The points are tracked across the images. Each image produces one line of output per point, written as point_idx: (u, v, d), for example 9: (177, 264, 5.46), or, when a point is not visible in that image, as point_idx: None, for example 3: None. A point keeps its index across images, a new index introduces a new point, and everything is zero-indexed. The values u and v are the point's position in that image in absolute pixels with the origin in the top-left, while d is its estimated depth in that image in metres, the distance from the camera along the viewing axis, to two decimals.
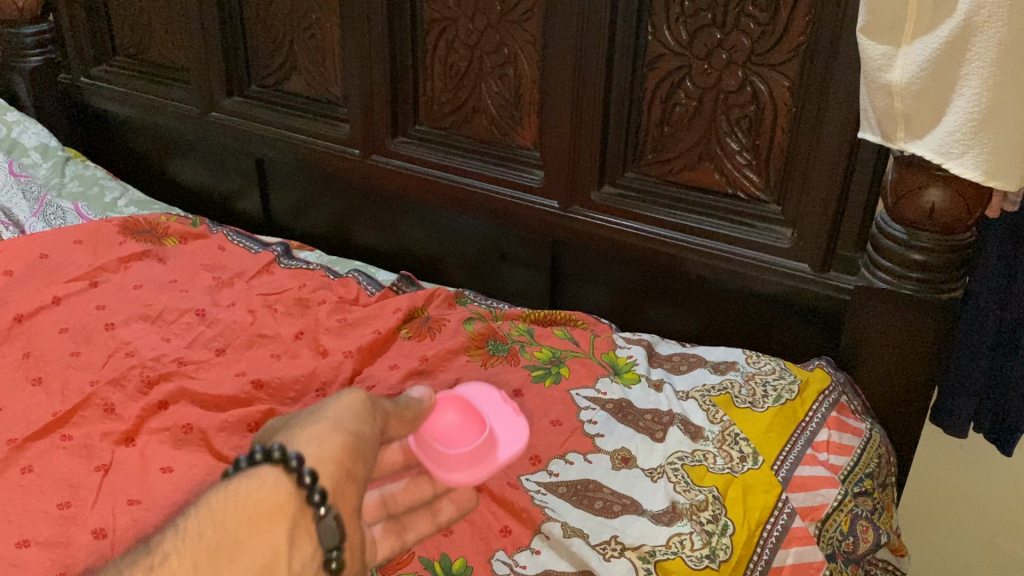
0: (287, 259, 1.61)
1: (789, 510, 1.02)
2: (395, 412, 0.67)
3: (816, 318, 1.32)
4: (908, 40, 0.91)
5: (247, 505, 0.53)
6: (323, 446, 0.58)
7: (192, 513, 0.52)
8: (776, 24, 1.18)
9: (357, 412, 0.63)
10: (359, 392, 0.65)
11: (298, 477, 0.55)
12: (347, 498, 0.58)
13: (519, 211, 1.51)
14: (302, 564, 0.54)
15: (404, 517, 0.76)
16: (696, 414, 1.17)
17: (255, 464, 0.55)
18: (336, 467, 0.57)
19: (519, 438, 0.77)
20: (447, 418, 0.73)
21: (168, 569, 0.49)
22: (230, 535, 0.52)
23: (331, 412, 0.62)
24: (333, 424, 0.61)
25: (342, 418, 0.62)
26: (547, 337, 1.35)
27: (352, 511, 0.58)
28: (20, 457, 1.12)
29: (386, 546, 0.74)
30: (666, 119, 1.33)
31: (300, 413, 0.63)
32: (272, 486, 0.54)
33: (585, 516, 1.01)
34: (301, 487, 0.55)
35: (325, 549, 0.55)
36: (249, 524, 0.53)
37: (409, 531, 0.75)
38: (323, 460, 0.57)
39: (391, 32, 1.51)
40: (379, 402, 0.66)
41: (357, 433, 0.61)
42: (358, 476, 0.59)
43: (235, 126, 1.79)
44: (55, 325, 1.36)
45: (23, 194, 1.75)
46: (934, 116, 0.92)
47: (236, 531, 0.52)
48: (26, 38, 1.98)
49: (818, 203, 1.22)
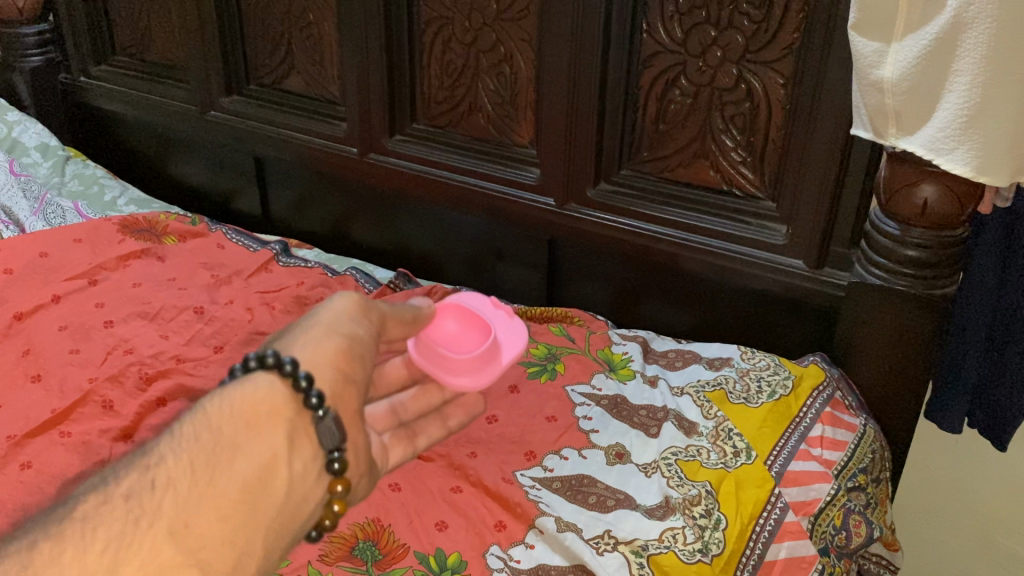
0: (285, 256, 1.62)
1: (782, 505, 1.02)
2: (390, 313, 0.77)
3: (811, 314, 1.33)
4: (899, 37, 0.91)
5: (248, 407, 0.61)
6: (319, 352, 0.67)
7: (189, 419, 0.59)
8: (770, 22, 1.18)
9: (350, 317, 0.72)
10: (353, 296, 0.74)
11: (294, 382, 0.63)
12: (346, 401, 0.67)
13: (515, 209, 1.51)
14: (304, 460, 0.63)
15: (415, 426, 0.83)
16: (690, 410, 1.17)
17: (250, 370, 0.63)
18: (333, 371, 0.66)
19: (518, 343, 0.85)
20: (448, 329, 0.83)
21: (172, 466, 0.56)
22: (228, 436, 0.59)
23: (326, 320, 0.71)
24: (328, 330, 0.69)
25: (336, 323, 0.71)
26: (543, 334, 1.36)
27: (352, 413, 0.67)
28: (19, 453, 1.13)
29: (398, 452, 0.80)
30: (661, 117, 1.33)
31: (294, 324, 0.71)
32: (268, 390, 0.62)
33: (579, 510, 1.02)
34: (297, 392, 0.63)
35: (325, 447, 0.64)
36: (250, 425, 0.60)
37: (420, 438, 0.82)
38: (318, 366, 0.66)
39: (388, 31, 1.51)
40: (374, 305, 0.76)
41: (351, 337, 0.70)
42: (354, 380, 0.68)
43: (234, 125, 1.80)
44: (54, 322, 1.37)
45: (23, 192, 1.76)
46: (924, 113, 0.92)
47: (236, 431, 0.59)
48: (26, 38, 1.99)
49: (813, 199, 1.23)
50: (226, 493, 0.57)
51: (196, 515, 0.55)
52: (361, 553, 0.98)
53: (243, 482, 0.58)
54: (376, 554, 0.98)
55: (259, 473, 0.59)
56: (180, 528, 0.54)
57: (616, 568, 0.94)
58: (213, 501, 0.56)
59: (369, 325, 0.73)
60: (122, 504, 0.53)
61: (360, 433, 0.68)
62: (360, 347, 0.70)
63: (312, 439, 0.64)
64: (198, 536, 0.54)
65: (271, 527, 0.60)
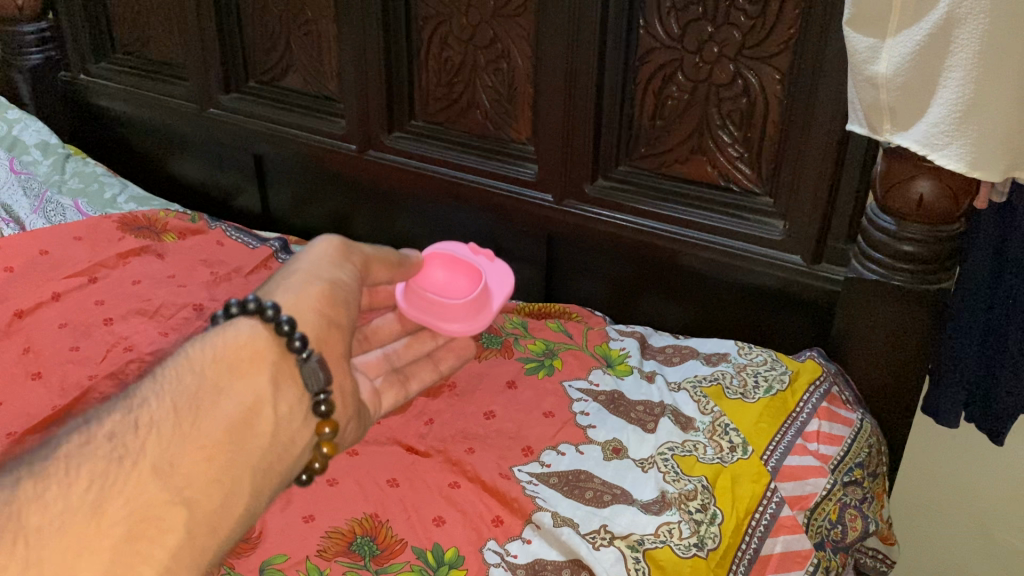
0: (285, 253, 1.63)
1: (778, 499, 1.03)
2: (377, 257, 0.86)
3: (808, 309, 1.33)
4: (894, 33, 0.92)
5: (232, 350, 0.67)
6: (300, 299, 0.73)
7: (174, 363, 0.64)
8: (766, 18, 1.18)
9: (331, 263, 0.79)
10: (336, 241, 0.82)
11: (276, 326, 0.69)
12: (327, 344, 0.73)
13: (514, 206, 1.52)
14: (291, 398, 0.69)
15: (407, 370, 0.95)
16: (687, 406, 1.18)
17: (233, 316, 0.69)
18: (316, 315, 0.73)
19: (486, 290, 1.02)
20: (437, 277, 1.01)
21: (161, 403, 0.61)
22: (212, 378, 0.64)
23: (308, 266, 0.78)
24: (310, 276, 0.76)
25: (318, 269, 0.78)
26: (541, 330, 1.36)
27: (333, 356, 0.74)
28: (20, 450, 1.14)
29: (390, 396, 0.91)
30: (658, 113, 1.33)
31: (282, 270, 0.79)
32: (250, 335, 0.68)
33: (576, 505, 1.03)
34: (279, 335, 0.69)
35: (310, 386, 0.70)
36: (235, 367, 0.66)
37: (410, 381, 0.94)
38: (299, 311, 0.72)
39: (386, 29, 1.52)
40: (356, 249, 0.84)
41: (332, 281, 0.77)
42: (336, 323, 0.75)
43: (233, 122, 1.80)
44: (54, 320, 1.38)
45: (23, 190, 1.78)
46: (919, 108, 0.93)
47: (222, 372, 0.65)
48: (25, 35, 1.98)
49: (810, 195, 1.23)
50: (212, 428, 0.62)
51: (180, 455, 0.59)
52: (359, 548, 0.99)
53: (229, 417, 0.63)
54: (374, 549, 0.99)
55: (247, 408, 0.65)
56: (165, 468, 0.58)
57: (611, 563, 0.95)
58: (199, 440, 0.60)
59: (349, 269, 0.81)
60: (106, 444, 0.56)
61: (343, 376, 0.74)
62: (343, 289, 0.78)
63: (297, 380, 0.69)
64: (183, 474, 0.58)
65: (257, 467, 0.64)
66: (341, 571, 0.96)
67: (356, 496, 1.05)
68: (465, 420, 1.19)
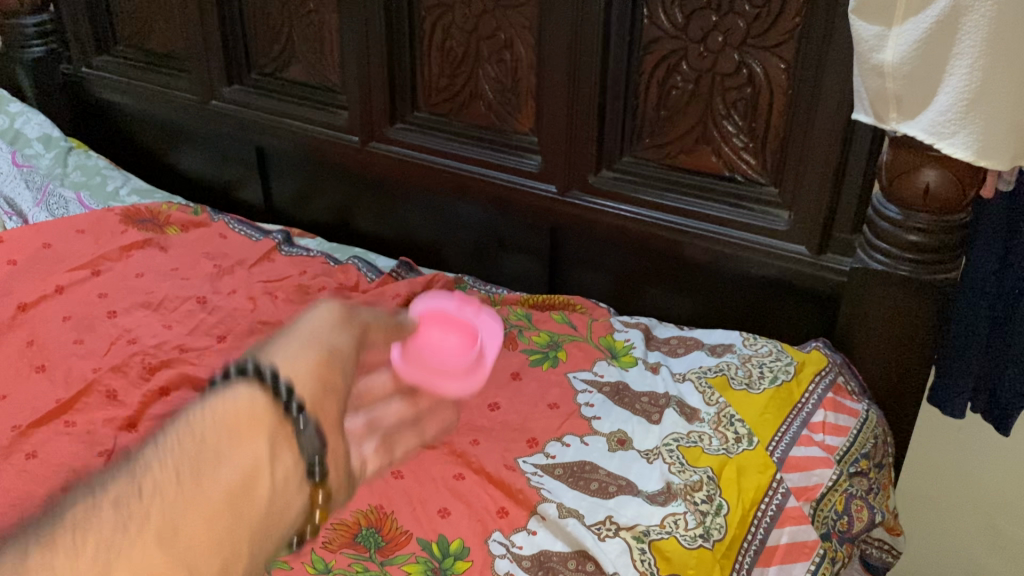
0: (288, 246, 1.62)
1: (784, 490, 1.02)
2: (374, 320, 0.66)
3: (813, 300, 1.32)
4: (900, 21, 0.91)
5: (226, 417, 0.50)
6: (301, 359, 0.56)
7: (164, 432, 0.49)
8: (770, 7, 1.18)
9: (332, 325, 0.61)
10: (335, 304, 0.64)
11: (277, 390, 0.52)
12: (330, 409, 0.55)
13: (517, 197, 1.51)
14: (284, 475, 0.51)
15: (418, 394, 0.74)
16: (692, 396, 1.17)
17: (227, 382, 0.52)
18: (317, 378, 0.55)
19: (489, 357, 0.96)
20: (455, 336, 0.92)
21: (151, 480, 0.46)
22: (208, 448, 0.49)
23: (308, 325, 0.60)
24: (310, 337, 0.59)
25: (318, 330, 0.60)
26: (545, 322, 1.36)
27: (335, 422, 0.55)
28: (24, 443, 1.14)
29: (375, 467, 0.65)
30: (663, 103, 1.33)
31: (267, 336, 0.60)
32: (248, 401, 0.51)
33: (581, 496, 1.03)
34: (279, 400, 0.52)
35: (307, 460, 0.52)
36: (229, 436, 0.49)
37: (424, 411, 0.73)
38: (303, 373, 0.55)
39: (388, 20, 1.51)
40: (359, 313, 0.65)
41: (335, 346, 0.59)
42: (338, 388, 0.57)
43: (236, 115, 1.80)
44: (58, 313, 1.38)
45: (26, 183, 1.78)
46: (924, 98, 0.92)
47: (217, 442, 0.49)
48: (27, 28, 1.98)
49: (815, 185, 1.22)
50: (210, 502, 0.47)
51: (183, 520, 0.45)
52: (364, 540, 0.99)
53: (225, 491, 0.47)
54: (379, 541, 0.99)
55: (240, 486, 0.48)
56: (168, 534, 0.45)
57: (617, 554, 0.94)
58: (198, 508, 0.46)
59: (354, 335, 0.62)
60: (110, 510, 0.45)
61: (339, 443, 0.55)
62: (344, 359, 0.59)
63: (296, 451, 0.52)
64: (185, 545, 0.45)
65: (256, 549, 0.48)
66: (346, 563, 0.96)
67: (360, 488, 1.05)
68: (469, 411, 1.19)
